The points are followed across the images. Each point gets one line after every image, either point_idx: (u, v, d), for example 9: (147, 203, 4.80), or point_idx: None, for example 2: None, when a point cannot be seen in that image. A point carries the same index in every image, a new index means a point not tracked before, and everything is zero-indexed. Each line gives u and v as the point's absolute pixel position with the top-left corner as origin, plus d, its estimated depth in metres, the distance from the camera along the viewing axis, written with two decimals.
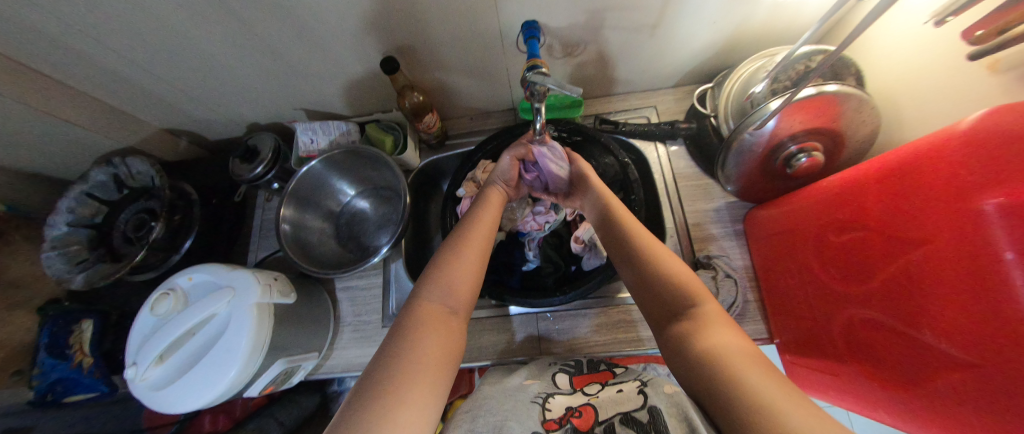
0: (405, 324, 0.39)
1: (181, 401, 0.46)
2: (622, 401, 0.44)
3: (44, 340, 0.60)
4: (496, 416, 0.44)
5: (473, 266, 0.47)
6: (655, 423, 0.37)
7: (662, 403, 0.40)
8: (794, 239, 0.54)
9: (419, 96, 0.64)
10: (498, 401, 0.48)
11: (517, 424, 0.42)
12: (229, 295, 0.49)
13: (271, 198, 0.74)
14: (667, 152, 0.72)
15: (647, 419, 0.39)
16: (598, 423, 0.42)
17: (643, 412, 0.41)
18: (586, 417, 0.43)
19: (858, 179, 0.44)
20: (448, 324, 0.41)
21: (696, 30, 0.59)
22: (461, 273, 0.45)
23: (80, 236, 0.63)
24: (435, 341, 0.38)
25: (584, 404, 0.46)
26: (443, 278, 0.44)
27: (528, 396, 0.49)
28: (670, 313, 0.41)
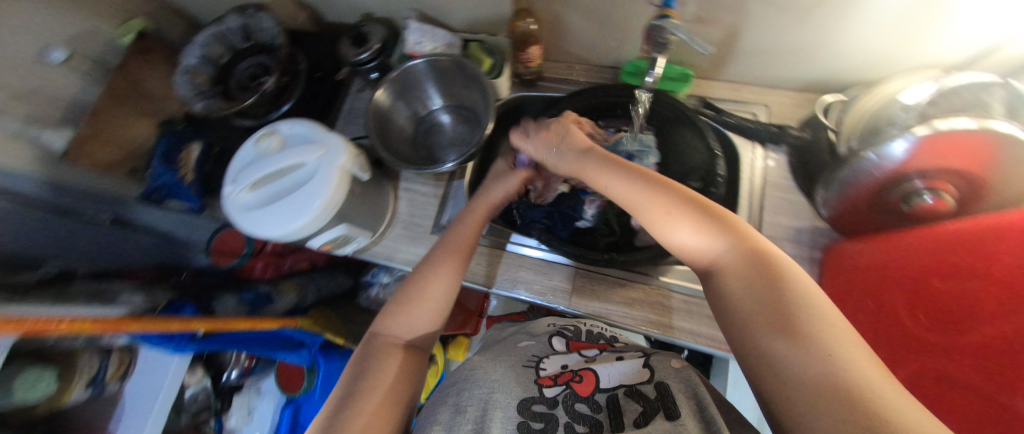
0: (366, 353, 0.48)
1: (259, 229, 0.53)
2: (625, 373, 0.49)
3: (161, 150, 0.69)
4: (485, 388, 0.48)
5: (440, 290, 0.53)
6: (665, 402, 0.42)
7: (669, 380, 0.46)
8: (883, 276, 0.49)
9: (533, 24, 0.64)
10: (489, 367, 0.52)
11: (504, 397, 0.46)
12: (320, 150, 0.54)
13: (364, 89, 0.78)
14: (765, 157, 0.67)
15: (654, 396, 0.44)
16: (599, 390, 0.47)
17: (650, 387, 0.45)
18: (586, 384, 0.48)
19: (991, 229, 0.39)
20: (406, 352, 0.49)
21: (855, 28, 0.52)
22: (423, 320, 0.51)
23: (206, 71, 0.71)
24: (388, 365, 0.47)
25: (584, 370, 0.51)
26: (407, 307, 0.51)
27: (520, 360, 0.55)
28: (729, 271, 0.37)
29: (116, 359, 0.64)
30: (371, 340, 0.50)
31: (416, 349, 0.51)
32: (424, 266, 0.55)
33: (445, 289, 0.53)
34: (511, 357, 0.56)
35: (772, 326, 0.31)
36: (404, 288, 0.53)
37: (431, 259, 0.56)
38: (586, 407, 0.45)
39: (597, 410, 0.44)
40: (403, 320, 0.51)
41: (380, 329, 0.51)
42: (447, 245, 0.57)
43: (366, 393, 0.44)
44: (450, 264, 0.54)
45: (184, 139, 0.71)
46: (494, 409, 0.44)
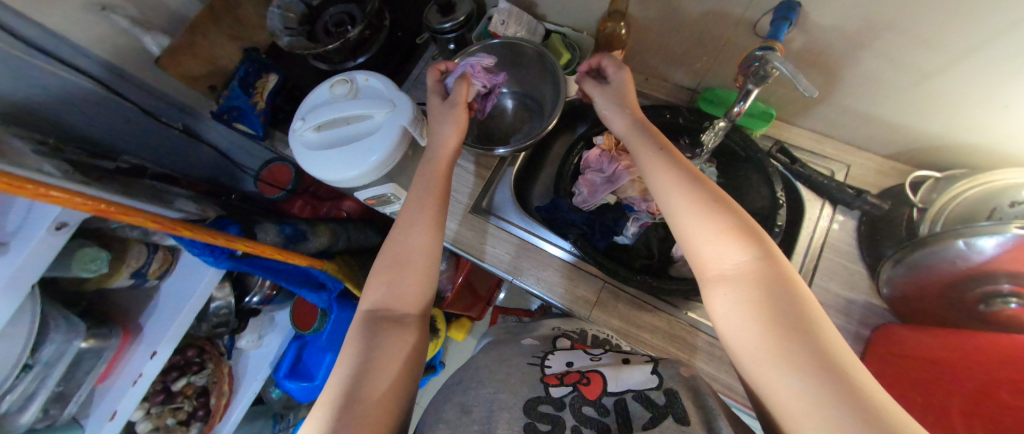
0: (360, 332, 0.40)
1: (313, 167, 0.55)
2: (634, 376, 0.44)
3: (240, 74, 0.73)
4: (490, 389, 0.45)
5: (424, 245, 0.46)
6: (673, 409, 0.37)
7: (679, 386, 0.41)
8: (943, 378, 0.44)
9: (623, 29, 0.61)
10: (493, 372, 0.50)
11: (510, 397, 0.43)
12: (389, 108, 0.55)
13: (437, 58, 0.79)
14: (831, 218, 0.63)
15: (663, 402, 0.38)
16: (608, 393, 0.42)
17: (659, 393, 0.40)
18: (594, 387, 0.43)
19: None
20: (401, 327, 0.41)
21: (976, 105, 0.48)
22: (406, 287, 0.44)
23: (297, 9, 0.74)
24: (389, 341, 0.39)
25: (592, 372, 0.46)
26: (397, 279, 0.44)
27: (525, 358, 0.53)
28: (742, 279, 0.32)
29: (160, 256, 0.68)
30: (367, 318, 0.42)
31: (412, 321, 0.43)
32: (398, 231, 0.47)
33: (430, 244, 0.47)
34: (518, 358, 0.53)
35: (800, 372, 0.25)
36: (384, 256, 0.47)
37: (401, 225, 0.48)
38: (592, 410, 0.41)
39: (604, 414, 0.40)
40: (388, 294, 0.43)
41: (368, 304, 0.44)
42: (415, 204, 0.49)
43: (371, 372, 0.36)
44: (431, 211, 0.48)
45: (263, 69, 0.75)
46: (502, 411, 0.41)
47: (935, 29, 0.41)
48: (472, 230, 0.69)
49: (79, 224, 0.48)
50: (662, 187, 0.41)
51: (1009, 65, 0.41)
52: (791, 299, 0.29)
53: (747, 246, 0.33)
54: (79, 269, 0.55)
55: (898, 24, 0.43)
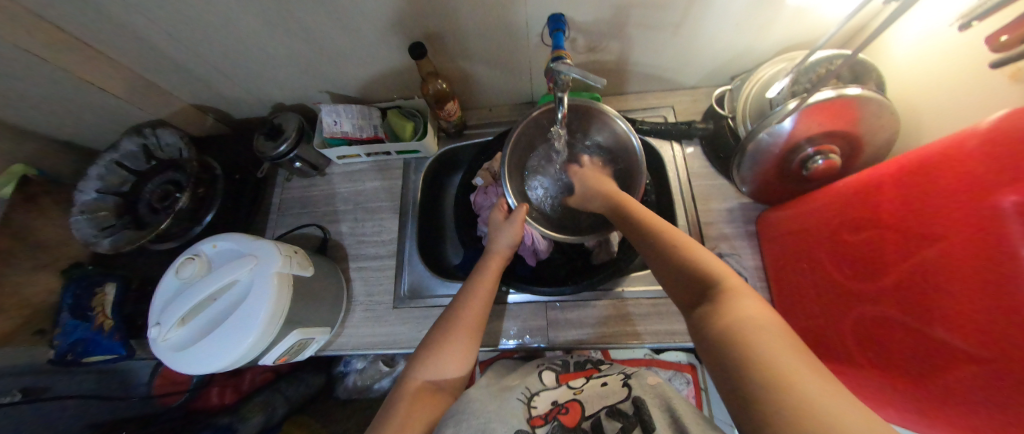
0: (396, 401, 0.44)
1: (193, 365, 0.48)
2: (607, 396, 0.50)
3: (67, 301, 0.62)
4: (480, 418, 0.44)
5: (469, 325, 0.50)
6: (640, 415, 0.44)
7: (647, 396, 0.47)
8: (807, 239, 0.54)
9: (443, 84, 0.65)
10: (480, 401, 0.48)
11: (500, 425, 0.43)
12: (252, 262, 0.51)
13: (291, 178, 0.77)
14: (683, 152, 0.73)
15: (632, 411, 0.45)
16: (586, 417, 0.47)
17: (627, 404, 0.47)
18: (573, 415, 0.48)
19: (874, 179, 0.44)
20: (432, 398, 0.45)
21: (720, 30, 0.59)
22: (451, 353, 0.48)
23: (107, 203, 0.66)
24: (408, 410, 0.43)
25: (571, 401, 0.51)
26: (430, 357, 0.47)
27: (514, 393, 0.53)
28: (697, 294, 0.38)
29: None
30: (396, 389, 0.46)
31: (446, 393, 0.47)
32: (471, 295, 0.53)
33: (476, 322, 0.51)
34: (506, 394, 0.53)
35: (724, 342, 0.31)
36: (445, 328, 0.50)
37: (465, 291, 0.54)
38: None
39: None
40: (439, 361, 0.47)
41: (411, 371, 0.47)
42: (476, 279, 0.55)
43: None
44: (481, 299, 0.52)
45: (95, 282, 0.64)
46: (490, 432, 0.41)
47: None
48: (406, 323, 0.65)
49: None
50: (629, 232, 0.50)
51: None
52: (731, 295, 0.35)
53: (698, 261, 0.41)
54: None
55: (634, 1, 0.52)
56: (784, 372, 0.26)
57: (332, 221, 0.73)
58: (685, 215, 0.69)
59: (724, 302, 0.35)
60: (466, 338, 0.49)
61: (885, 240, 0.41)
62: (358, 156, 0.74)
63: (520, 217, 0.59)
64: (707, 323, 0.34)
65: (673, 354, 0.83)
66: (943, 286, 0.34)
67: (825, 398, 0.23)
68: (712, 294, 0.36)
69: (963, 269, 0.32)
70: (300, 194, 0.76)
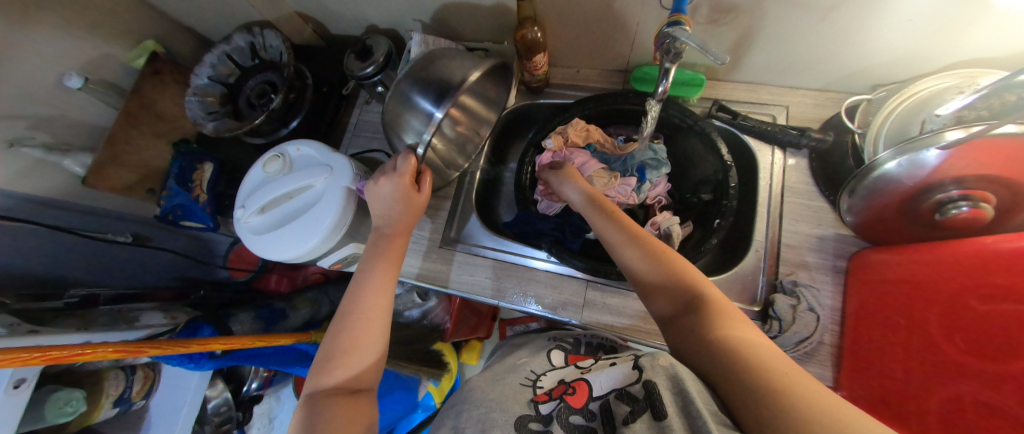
0: (310, 413, 0.38)
1: (264, 250, 0.53)
2: (619, 377, 0.42)
3: (175, 171, 0.70)
4: (481, 409, 0.43)
5: (382, 311, 0.45)
6: (651, 401, 0.34)
7: (658, 376, 0.36)
8: (914, 293, 0.46)
9: (538, 32, 0.61)
10: (483, 392, 0.47)
11: (501, 415, 0.41)
12: (327, 173, 0.54)
13: (371, 101, 0.79)
14: (784, 162, 0.64)
15: (642, 395, 0.36)
16: (592, 399, 0.41)
17: (638, 386, 0.37)
18: (579, 395, 0.42)
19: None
20: (355, 398, 0.40)
21: (889, 23, 0.48)
22: (352, 347, 0.42)
23: (214, 91, 0.73)
24: (338, 409, 0.38)
25: (578, 380, 0.46)
26: (340, 356, 0.42)
27: (518, 377, 0.51)
28: (682, 305, 0.41)
29: (140, 376, 0.66)
30: (312, 397, 0.39)
31: (365, 390, 0.42)
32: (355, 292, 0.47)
33: (382, 309, 0.46)
34: (510, 377, 0.52)
35: (728, 360, 0.32)
36: (344, 330, 0.43)
37: (357, 287, 0.47)
38: (581, 418, 0.39)
39: (592, 419, 0.39)
40: (342, 359, 0.42)
41: (320, 380, 0.41)
42: (374, 260, 0.50)
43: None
44: (383, 285, 0.47)
45: (198, 159, 0.73)
46: (491, 429, 0.39)
47: None
48: (448, 264, 0.68)
49: (38, 375, 0.47)
50: (612, 240, 0.50)
51: None
52: (713, 311, 0.38)
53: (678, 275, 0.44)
54: (55, 416, 0.53)
55: None
56: (786, 385, 0.28)
57: None
58: (765, 231, 0.62)
59: (712, 317, 0.37)
60: (372, 332, 0.44)
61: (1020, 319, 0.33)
62: None
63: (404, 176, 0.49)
64: (702, 334, 0.36)
65: None
66: None
67: (820, 401, 0.26)
68: (698, 305, 0.40)
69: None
70: (375, 118, 0.79)
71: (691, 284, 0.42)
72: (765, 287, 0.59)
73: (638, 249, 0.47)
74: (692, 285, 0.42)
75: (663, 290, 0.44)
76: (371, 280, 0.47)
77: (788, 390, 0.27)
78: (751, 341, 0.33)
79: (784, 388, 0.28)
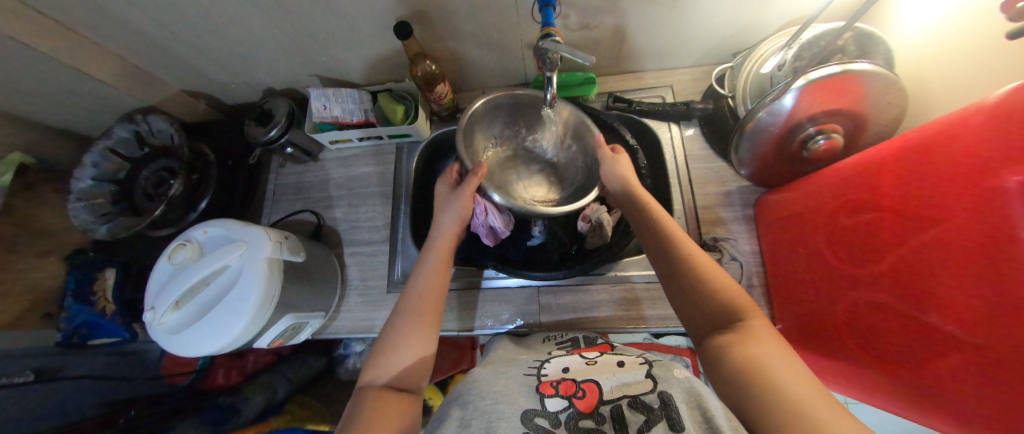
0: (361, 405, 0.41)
1: (189, 348, 0.49)
2: (629, 382, 0.45)
3: (71, 286, 0.63)
4: (487, 400, 0.44)
5: (427, 307, 0.49)
6: (668, 411, 0.39)
7: (674, 389, 0.43)
8: (804, 222, 0.52)
9: (433, 65, 0.64)
10: (488, 383, 0.47)
11: (507, 407, 0.42)
12: (242, 248, 0.51)
13: (285, 163, 0.77)
14: (682, 134, 0.71)
15: (658, 405, 0.40)
16: (603, 403, 0.42)
17: (653, 396, 0.42)
18: (589, 399, 0.43)
19: (874, 160, 0.42)
20: (399, 397, 0.42)
21: (723, 2, 0.56)
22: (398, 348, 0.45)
23: (104, 190, 0.66)
24: (378, 412, 0.39)
25: (587, 380, 0.45)
26: (392, 352, 0.45)
27: (521, 368, 0.51)
28: (715, 324, 0.40)
29: None
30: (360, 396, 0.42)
31: (412, 386, 0.44)
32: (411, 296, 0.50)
33: (432, 308, 0.49)
34: (512, 368, 0.51)
35: (760, 394, 0.32)
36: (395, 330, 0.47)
37: (410, 292, 0.50)
38: (591, 423, 0.40)
39: (601, 423, 0.40)
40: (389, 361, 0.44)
41: (371, 377, 0.44)
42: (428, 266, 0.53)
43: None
44: (434, 283, 0.51)
45: (96, 267, 0.66)
46: (499, 423, 0.40)
47: None
48: None
49: None
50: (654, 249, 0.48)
51: None
52: (757, 339, 0.36)
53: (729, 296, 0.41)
54: None
55: None
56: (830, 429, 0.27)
57: (326, 207, 0.74)
58: (681, 199, 0.67)
59: (748, 343, 0.36)
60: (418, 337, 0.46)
61: (885, 226, 0.39)
62: (351, 141, 0.73)
63: (469, 188, 0.57)
64: (724, 357, 0.36)
65: (673, 338, 0.89)
66: (946, 275, 0.32)
67: None
68: (731, 328, 0.38)
69: (961, 260, 0.31)
70: (294, 179, 0.76)
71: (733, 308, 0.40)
72: (694, 248, 0.64)
73: (674, 261, 0.46)
74: (734, 306, 0.40)
75: (701, 307, 0.42)
76: (424, 288, 0.50)
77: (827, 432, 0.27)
78: (793, 379, 0.32)
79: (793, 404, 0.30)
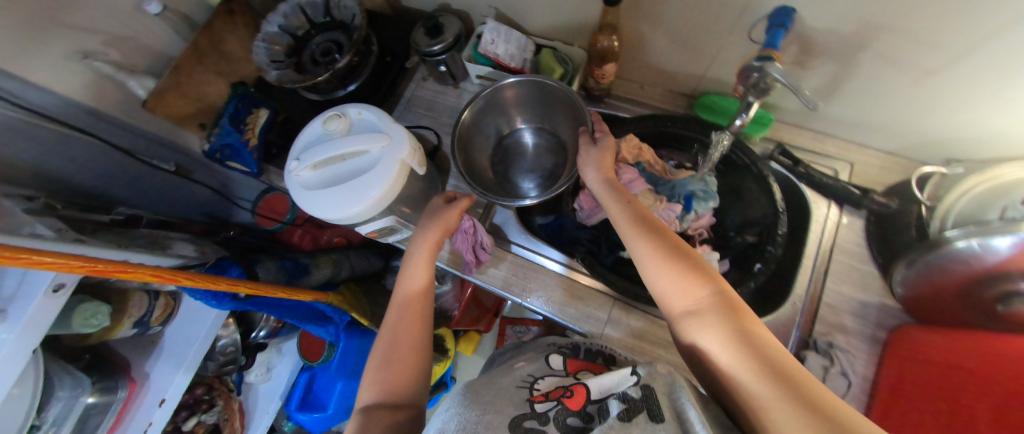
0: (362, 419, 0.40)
1: (308, 205, 0.54)
2: (616, 382, 0.41)
3: (230, 111, 0.72)
4: (476, 410, 0.41)
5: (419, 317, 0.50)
6: (649, 405, 0.35)
7: (658, 386, 0.38)
8: (960, 379, 0.43)
9: (615, 41, 0.60)
10: (477, 393, 0.45)
11: (495, 417, 0.40)
12: (385, 142, 0.54)
13: (428, 79, 0.79)
14: (838, 218, 0.62)
15: (638, 396, 0.37)
16: (591, 402, 0.40)
17: (636, 389, 0.38)
18: (578, 397, 0.41)
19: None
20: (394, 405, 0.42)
21: (989, 99, 0.46)
22: (391, 359, 0.46)
23: (283, 40, 0.73)
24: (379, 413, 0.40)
25: (576, 385, 0.44)
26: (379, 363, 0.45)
27: (514, 380, 0.49)
28: (693, 301, 0.39)
29: (161, 303, 0.67)
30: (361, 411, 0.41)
31: (410, 399, 0.43)
32: (397, 305, 0.52)
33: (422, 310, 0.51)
34: (506, 380, 0.50)
35: (760, 379, 0.30)
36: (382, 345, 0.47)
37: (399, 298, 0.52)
38: (579, 420, 0.38)
39: (588, 421, 0.38)
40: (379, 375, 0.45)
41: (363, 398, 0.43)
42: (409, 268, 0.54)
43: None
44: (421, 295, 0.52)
45: (252, 103, 0.74)
46: (485, 432, 0.37)
47: (932, 30, 0.40)
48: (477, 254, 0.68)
49: (78, 283, 0.48)
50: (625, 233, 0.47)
51: (1001, 60, 0.40)
52: (736, 317, 0.35)
53: (700, 278, 0.39)
54: (80, 325, 0.55)
55: (898, 26, 0.42)
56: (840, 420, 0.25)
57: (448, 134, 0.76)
58: (806, 285, 0.60)
59: (733, 321, 0.35)
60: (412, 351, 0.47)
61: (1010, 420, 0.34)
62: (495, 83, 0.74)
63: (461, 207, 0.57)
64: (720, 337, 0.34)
65: None
66: None
67: None
68: (712, 303, 0.37)
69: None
70: (429, 96, 0.79)
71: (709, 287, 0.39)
72: (797, 342, 0.58)
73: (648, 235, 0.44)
74: (703, 276, 0.40)
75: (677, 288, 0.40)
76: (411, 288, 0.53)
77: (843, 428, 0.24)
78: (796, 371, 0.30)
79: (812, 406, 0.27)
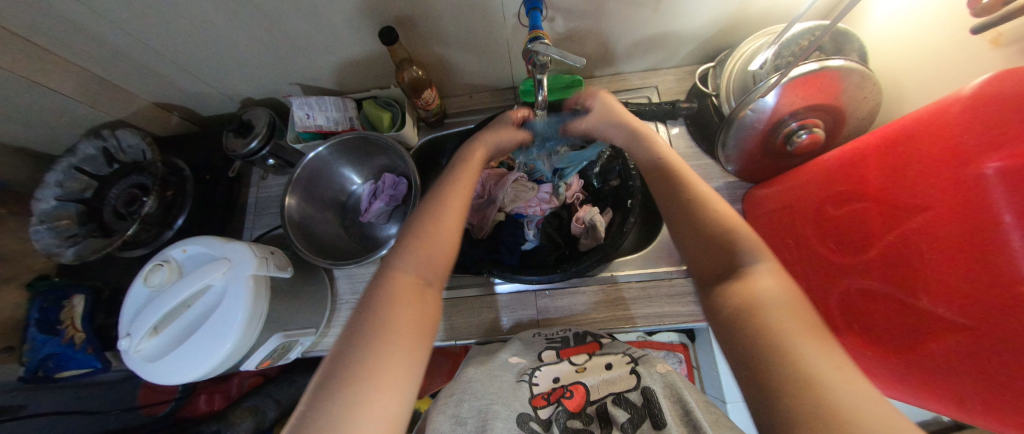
0: (381, 297, 0.37)
1: (169, 375, 0.46)
2: (613, 380, 0.46)
3: (34, 316, 0.63)
4: (482, 399, 0.43)
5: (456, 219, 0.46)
6: (650, 408, 0.40)
7: (655, 383, 0.44)
8: (793, 214, 0.53)
9: (418, 70, 0.63)
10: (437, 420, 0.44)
11: (503, 407, 0.42)
12: (225, 266, 0.49)
13: (267, 176, 0.74)
14: (668, 133, 0.72)
15: (641, 402, 0.41)
16: (590, 403, 0.45)
17: (636, 393, 0.43)
18: (577, 398, 0.45)
19: (860, 151, 0.43)
20: (422, 296, 0.39)
21: (700, 5, 0.57)
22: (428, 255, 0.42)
23: (69, 210, 0.62)
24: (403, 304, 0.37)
25: (574, 382, 0.47)
26: (416, 247, 0.42)
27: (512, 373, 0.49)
28: (720, 269, 0.37)
29: None
30: (380, 284, 0.39)
31: (436, 288, 0.41)
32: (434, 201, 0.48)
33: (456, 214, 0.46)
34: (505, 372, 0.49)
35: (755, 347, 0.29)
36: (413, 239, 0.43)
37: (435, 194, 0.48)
38: (579, 422, 0.42)
39: (590, 423, 0.42)
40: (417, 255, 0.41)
41: (392, 266, 0.40)
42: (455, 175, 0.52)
43: (384, 338, 0.34)
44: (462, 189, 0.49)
45: (62, 295, 0.65)
46: (493, 420, 0.39)
47: None
48: None
49: None
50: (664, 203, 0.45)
51: None
52: (781, 285, 0.32)
53: (742, 242, 0.37)
54: None
55: None
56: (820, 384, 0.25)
57: None
58: None
59: (743, 283, 0.34)
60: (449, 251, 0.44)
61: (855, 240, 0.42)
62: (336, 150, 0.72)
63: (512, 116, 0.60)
64: (725, 299, 0.34)
65: (665, 335, 0.90)
66: (926, 258, 0.33)
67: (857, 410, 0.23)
68: (737, 270, 0.35)
69: (967, 248, 0.30)
70: (277, 192, 0.74)
71: (722, 243, 0.38)
72: None
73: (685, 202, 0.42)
74: (749, 242, 0.37)
75: (702, 250, 0.39)
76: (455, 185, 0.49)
77: (815, 391, 0.25)
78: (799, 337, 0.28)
79: (809, 387, 0.25)
